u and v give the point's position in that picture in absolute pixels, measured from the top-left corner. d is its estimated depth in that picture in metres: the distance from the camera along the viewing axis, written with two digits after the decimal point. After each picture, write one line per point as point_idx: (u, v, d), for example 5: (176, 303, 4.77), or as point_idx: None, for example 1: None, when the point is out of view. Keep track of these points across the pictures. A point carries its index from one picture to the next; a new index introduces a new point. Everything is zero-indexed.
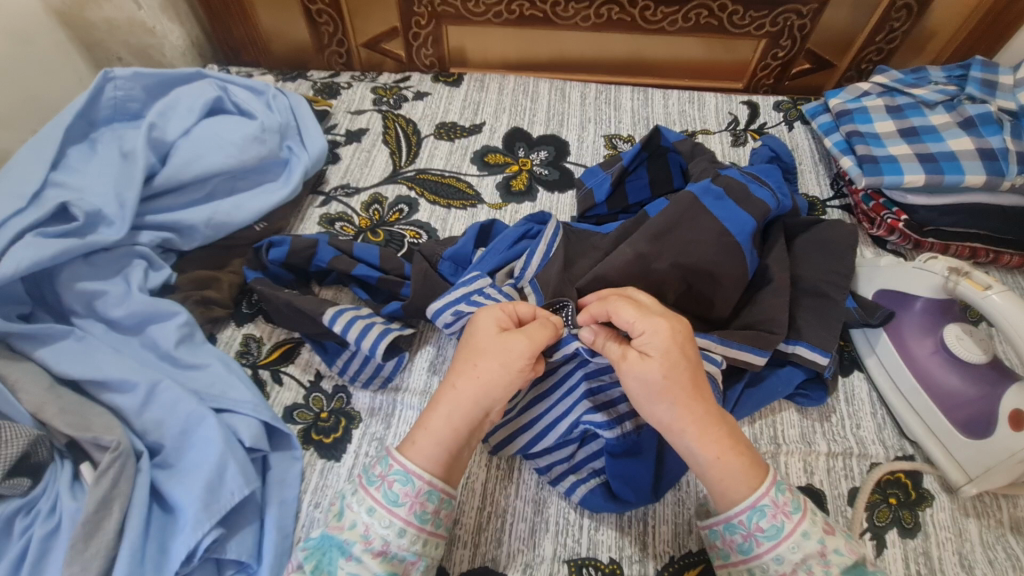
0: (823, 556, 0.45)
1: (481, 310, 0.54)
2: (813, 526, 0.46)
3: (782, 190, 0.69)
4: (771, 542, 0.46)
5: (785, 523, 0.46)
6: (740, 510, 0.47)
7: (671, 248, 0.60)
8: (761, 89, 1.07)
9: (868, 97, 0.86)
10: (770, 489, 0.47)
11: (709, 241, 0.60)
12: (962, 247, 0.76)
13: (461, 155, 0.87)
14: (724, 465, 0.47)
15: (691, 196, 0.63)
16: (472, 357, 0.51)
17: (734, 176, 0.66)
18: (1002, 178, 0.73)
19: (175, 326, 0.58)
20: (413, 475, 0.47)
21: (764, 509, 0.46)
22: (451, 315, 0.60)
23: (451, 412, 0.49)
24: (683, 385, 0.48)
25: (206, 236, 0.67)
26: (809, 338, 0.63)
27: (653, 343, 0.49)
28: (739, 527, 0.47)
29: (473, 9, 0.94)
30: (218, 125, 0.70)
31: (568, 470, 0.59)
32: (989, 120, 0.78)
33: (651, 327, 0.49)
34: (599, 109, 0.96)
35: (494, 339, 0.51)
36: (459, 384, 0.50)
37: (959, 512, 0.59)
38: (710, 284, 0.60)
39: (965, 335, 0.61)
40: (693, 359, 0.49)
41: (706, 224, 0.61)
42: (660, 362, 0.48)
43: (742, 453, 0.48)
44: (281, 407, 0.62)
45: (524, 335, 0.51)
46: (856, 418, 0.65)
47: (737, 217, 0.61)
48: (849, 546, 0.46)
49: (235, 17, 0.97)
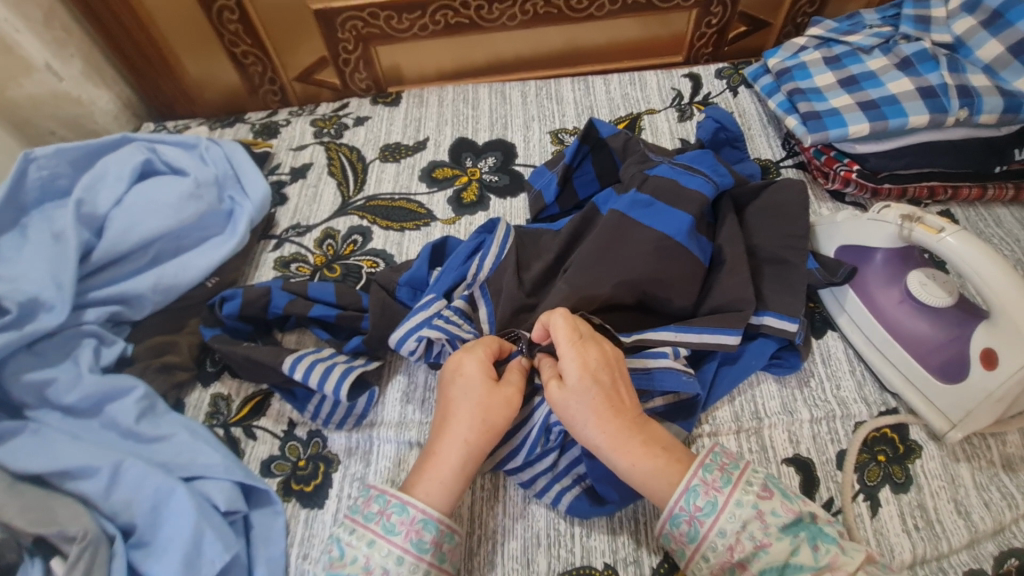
0: (761, 519, 0.49)
1: (465, 356, 0.57)
2: (745, 493, 0.50)
3: (720, 171, 0.67)
4: (711, 519, 0.49)
5: (718, 498, 0.50)
6: (676, 498, 0.50)
7: (605, 271, 0.60)
8: (701, 59, 1.05)
9: (805, 51, 0.85)
10: (698, 470, 0.51)
11: (646, 252, 0.60)
12: (920, 187, 0.75)
13: (409, 174, 0.86)
14: (640, 469, 0.51)
15: (618, 214, 0.63)
16: (470, 405, 0.54)
17: (664, 174, 0.66)
18: (945, 114, 0.72)
19: (134, 401, 0.57)
20: (408, 504, 0.50)
21: (697, 489, 0.50)
22: (415, 342, 0.59)
23: (450, 444, 0.53)
24: (597, 409, 0.52)
25: (156, 303, 0.66)
26: (776, 307, 0.62)
27: (569, 370, 0.53)
28: (682, 514, 0.50)
29: (397, 26, 0.92)
30: (151, 188, 0.69)
31: (552, 480, 0.58)
32: (925, 57, 0.77)
33: (570, 354, 0.53)
34: (541, 105, 0.94)
35: (485, 390, 0.55)
36: (455, 425, 0.53)
37: (949, 458, 0.59)
38: (660, 287, 0.60)
39: (928, 281, 0.60)
40: (606, 383, 0.53)
41: (640, 237, 0.61)
42: (573, 391, 0.53)
43: (658, 453, 0.52)
44: (258, 461, 0.61)
45: (513, 384, 0.56)
46: (835, 378, 0.65)
47: (669, 219, 0.62)
48: (788, 507, 0.49)
49: (160, 70, 0.95)
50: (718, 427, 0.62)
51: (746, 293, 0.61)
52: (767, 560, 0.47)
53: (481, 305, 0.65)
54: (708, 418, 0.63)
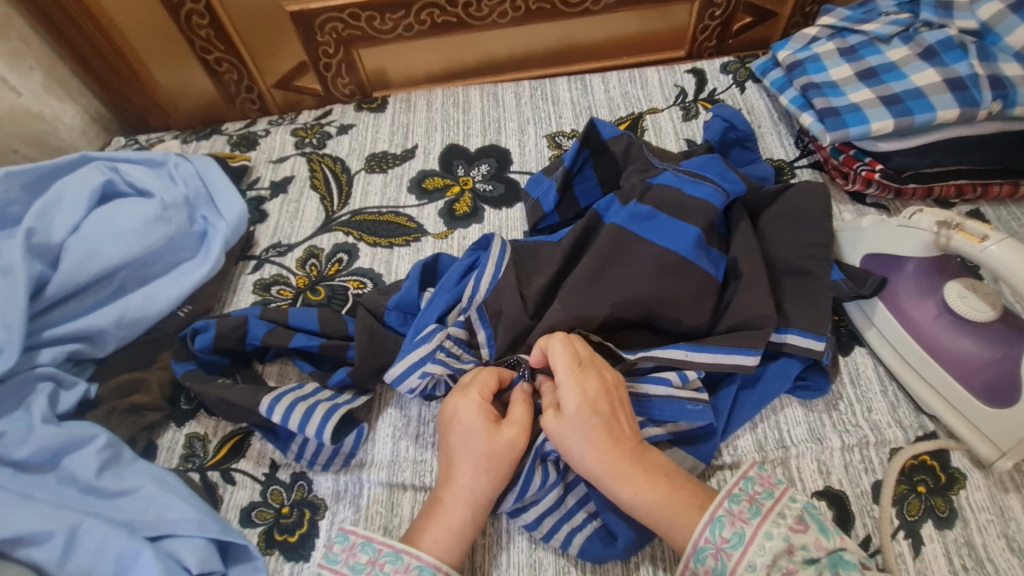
0: (791, 553, 0.44)
1: (458, 400, 0.52)
2: (775, 525, 0.46)
3: (729, 178, 0.62)
4: (738, 552, 0.45)
5: (745, 529, 0.45)
6: (700, 529, 0.46)
7: (603, 291, 0.55)
8: (705, 53, 1.00)
9: (817, 43, 0.79)
10: (723, 499, 0.47)
11: (649, 270, 0.55)
12: (946, 186, 0.70)
13: (396, 185, 0.81)
14: (642, 498, 0.47)
15: (616, 228, 0.58)
16: (472, 453, 0.49)
17: (667, 182, 0.60)
18: (977, 107, 0.67)
19: (95, 451, 0.52)
20: (402, 551, 0.46)
21: (722, 519, 0.46)
22: (418, 378, 0.55)
23: (452, 494, 0.49)
24: (595, 440, 0.48)
25: (121, 338, 0.61)
26: (800, 324, 0.57)
27: (567, 401, 0.49)
28: (707, 547, 0.46)
29: (380, 27, 0.86)
30: (112, 212, 0.64)
31: (560, 521, 0.52)
32: (950, 46, 0.71)
33: (568, 385, 0.49)
34: (536, 107, 0.89)
35: (486, 433, 0.50)
36: (461, 475, 0.49)
37: (996, 488, 0.53)
38: (667, 306, 0.55)
39: (968, 292, 0.55)
40: (607, 412, 0.49)
41: (641, 255, 0.56)
42: (571, 424, 0.48)
43: (660, 481, 0.48)
44: (237, 510, 0.56)
45: (516, 424, 0.51)
46: (865, 400, 0.59)
47: (675, 232, 0.57)
48: (821, 542, 0.45)
49: (130, 84, 0.90)
50: (739, 458, 0.56)
51: (767, 308, 0.55)
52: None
53: (479, 330, 0.59)
54: (729, 447, 0.57)
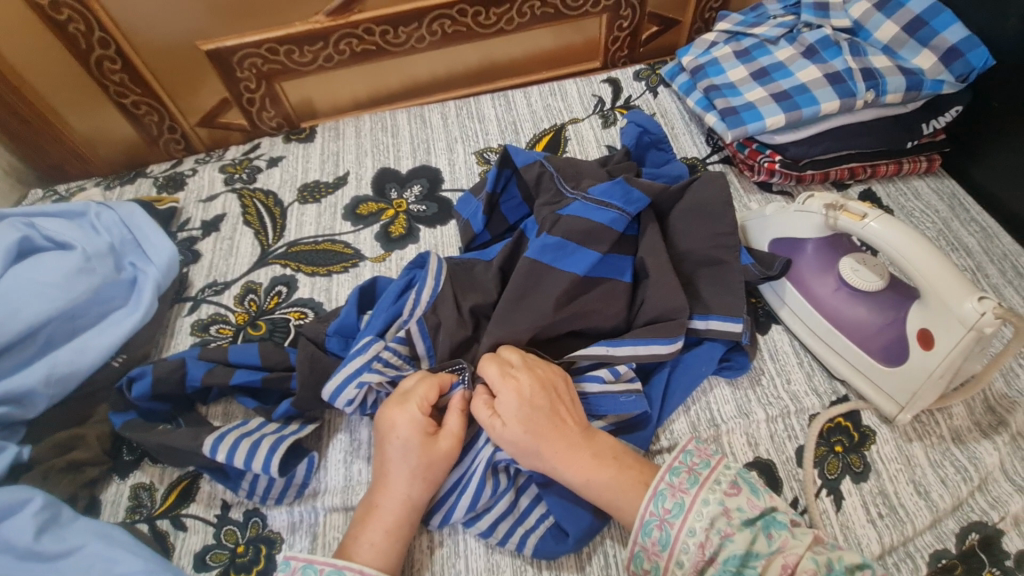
0: (727, 516, 0.48)
1: (396, 411, 0.53)
2: (711, 491, 0.49)
3: (631, 198, 0.62)
4: (680, 520, 0.48)
5: (685, 498, 0.49)
6: (644, 503, 0.49)
7: (526, 317, 0.58)
8: (619, 61, 1.05)
9: (716, 47, 0.85)
10: (664, 474, 0.51)
11: (563, 288, 0.58)
12: (840, 170, 0.77)
13: (331, 214, 0.81)
14: (595, 482, 0.51)
15: (528, 260, 0.60)
16: (414, 464, 0.52)
17: (575, 212, 0.62)
18: (854, 97, 0.73)
19: (31, 515, 0.51)
20: (344, 568, 0.47)
21: (664, 492, 0.50)
22: (355, 389, 0.56)
23: (394, 505, 0.51)
24: (543, 434, 0.51)
25: (52, 396, 0.59)
26: (719, 310, 0.61)
27: (507, 404, 0.52)
28: (652, 520, 0.49)
29: (299, 59, 0.87)
30: (28, 267, 0.62)
31: (514, 524, 0.55)
32: (828, 43, 0.78)
33: (505, 390, 0.52)
34: (463, 125, 0.91)
35: (424, 445, 0.52)
36: (405, 485, 0.51)
37: (902, 439, 0.59)
38: (584, 318, 0.59)
39: (859, 266, 0.61)
40: (547, 406, 0.52)
41: (556, 279, 0.59)
42: (517, 421, 0.51)
43: (609, 464, 0.52)
44: (191, 555, 0.55)
45: (451, 434, 0.53)
46: (784, 373, 0.64)
47: (581, 258, 0.60)
48: (753, 501, 0.49)
49: (40, 131, 0.87)
50: (676, 441, 0.60)
51: (679, 299, 0.59)
52: (730, 548, 0.46)
53: (418, 340, 0.60)
54: (666, 432, 0.61)
